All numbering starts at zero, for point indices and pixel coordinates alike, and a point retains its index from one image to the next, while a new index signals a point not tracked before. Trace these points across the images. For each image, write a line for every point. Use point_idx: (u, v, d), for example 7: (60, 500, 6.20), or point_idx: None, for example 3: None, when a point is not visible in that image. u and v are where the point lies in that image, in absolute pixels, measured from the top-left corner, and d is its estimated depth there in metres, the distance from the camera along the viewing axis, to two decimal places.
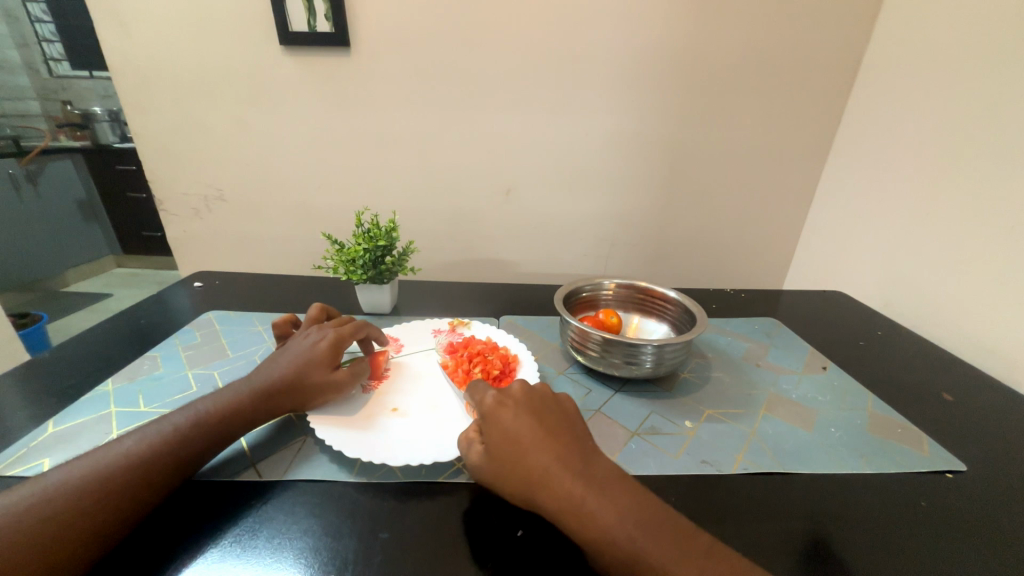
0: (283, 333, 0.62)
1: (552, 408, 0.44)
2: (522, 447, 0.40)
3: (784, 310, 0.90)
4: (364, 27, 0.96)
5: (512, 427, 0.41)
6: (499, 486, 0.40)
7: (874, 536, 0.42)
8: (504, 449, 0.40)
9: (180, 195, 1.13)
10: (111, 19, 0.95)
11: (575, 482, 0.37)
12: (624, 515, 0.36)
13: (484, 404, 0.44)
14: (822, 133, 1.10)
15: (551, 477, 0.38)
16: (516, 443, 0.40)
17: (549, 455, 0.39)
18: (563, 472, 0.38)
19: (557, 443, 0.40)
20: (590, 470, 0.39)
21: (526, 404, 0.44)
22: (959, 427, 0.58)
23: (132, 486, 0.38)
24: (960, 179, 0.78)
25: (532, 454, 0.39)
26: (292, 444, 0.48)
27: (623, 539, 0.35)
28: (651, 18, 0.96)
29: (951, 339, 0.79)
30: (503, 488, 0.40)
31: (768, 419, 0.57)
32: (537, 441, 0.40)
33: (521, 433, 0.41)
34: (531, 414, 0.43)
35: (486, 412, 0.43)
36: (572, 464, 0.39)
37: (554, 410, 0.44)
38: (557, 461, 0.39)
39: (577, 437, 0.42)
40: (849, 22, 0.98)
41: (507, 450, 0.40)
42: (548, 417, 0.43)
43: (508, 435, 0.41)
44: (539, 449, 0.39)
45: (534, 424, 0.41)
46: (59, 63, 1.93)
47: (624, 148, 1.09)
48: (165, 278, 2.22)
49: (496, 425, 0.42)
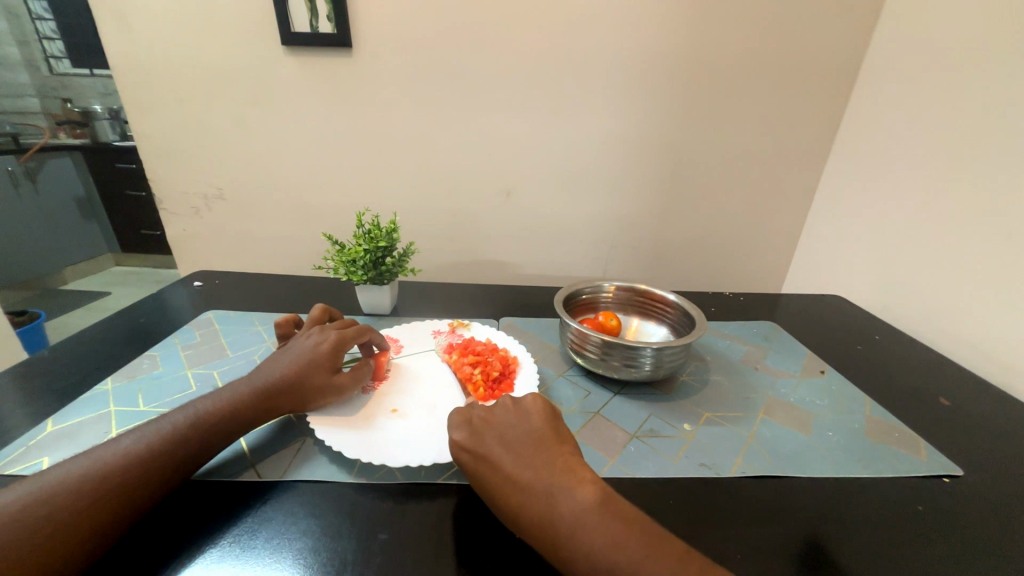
0: (285, 333, 0.62)
1: (522, 432, 0.43)
2: (495, 487, 0.40)
3: (783, 314, 0.90)
4: (367, 28, 0.96)
5: (483, 467, 0.42)
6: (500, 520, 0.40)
7: (872, 540, 0.42)
8: (489, 489, 0.40)
9: (180, 194, 1.13)
10: (115, 18, 0.95)
11: (548, 514, 0.37)
12: (604, 536, 0.34)
13: (452, 445, 0.44)
14: (821, 138, 1.10)
15: (525, 512, 0.38)
16: (488, 483, 0.41)
17: (520, 488, 0.39)
18: (536, 504, 0.38)
19: (526, 475, 0.40)
20: (562, 495, 0.37)
21: (494, 436, 0.43)
22: (956, 431, 0.58)
23: (129, 487, 0.38)
24: (960, 185, 0.78)
25: (504, 492, 0.39)
26: (292, 446, 0.48)
27: (604, 565, 0.33)
28: (652, 21, 0.97)
29: (950, 345, 0.79)
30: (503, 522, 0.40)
31: (766, 422, 0.57)
32: (515, 474, 0.40)
33: (490, 474, 0.41)
34: (500, 448, 0.42)
35: (459, 456, 0.43)
36: (545, 492, 0.38)
37: (524, 435, 0.43)
38: (528, 495, 0.38)
39: (549, 458, 0.41)
40: (849, 27, 0.99)
41: (484, 489, 0.41)
42: (518, 444, 0.42)
43: (481, 476, 0.41)
44: (510, 485, 0.39)
45: (505, 460, 0.41)
46: (59, 61, 1.92)
47: (625, 152, 1.09)
48: (163, 277, 2.21)
49: (469, 467, 0.42)
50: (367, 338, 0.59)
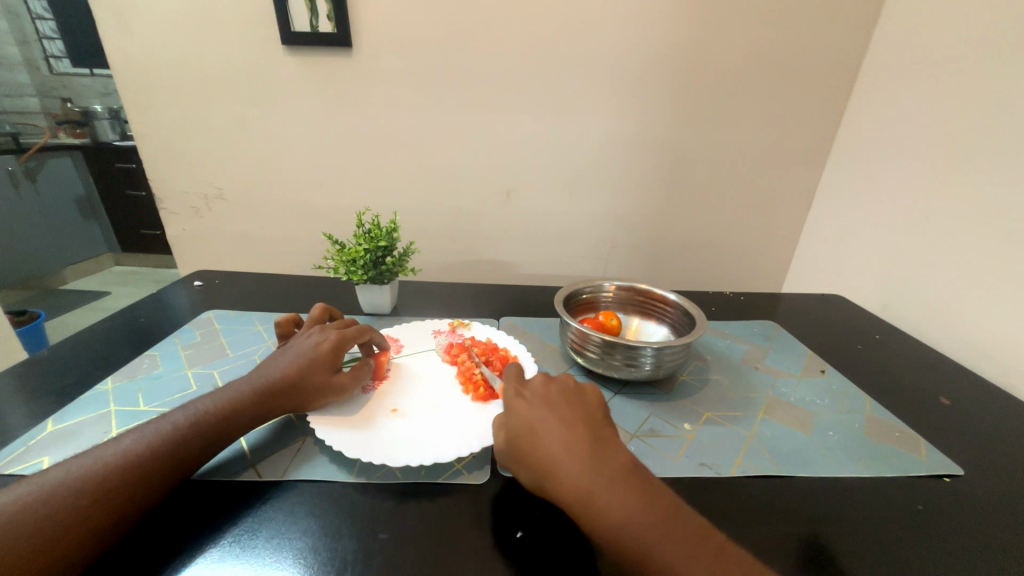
0: (285, 332, 0.62)
1: (568, 402, 0.45)
2: (530, 439, 0.42)
3: (783, 313, 0.90)
4: (366, 28, 0.96)
5: (530, 417, 0.43)
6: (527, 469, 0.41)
7: (873, 540, 0.42)
8: (528, 436, 0.42)
9: (180, 193, 1.13)
10: (114, 18, 0.95)
11: (578, 473, 0.38)
12: (629, 508, 0.36)
13: (507, 394, 0.46)
14: (822, 137, 1.10)
15: (554, 466, 0.39)
16: (522, 435, 0.42)
17: (556, 444, 0.40)
18: (568, 460, 0.39)
19: (564, 434, 0.41)
20: (596, 461, 0.39)
21: (547, 395, 0.46)
22: (957, 431, 0.58)
23: (130, 484, 0.38)
24: (961, 185, 0.78)
25: (539, 445, 0.41)
26: (293, 446, 0.48)
27: (622, 534, 0.35)
28: (652, 20, 0.96)
29: (951, 344, 0.79)
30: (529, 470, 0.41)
31: (766, 421, 0.57)
32: (559, 429, 0.42)
33: (528, 427, 0.42)
34: (543, 408, 0.44)
35: (509, 403, 0.46)
36: (587, 451, 0.40)
37: (574, 403, 0.45)
38: (563, 452, 0.40)
39: (589, 427, 0.42)
40: (849, 26, 0.99)
41: (524, 436, 0.42)
42: (568, 408, 0.44)
43: (524, 423, 0.43)
44: (547, 440, 0.41)
45: (552, 415, 0.43)
46: (59, 61, 1.94)
47: (625, 151, 1.09)
48: (163, 277, 2.20)
49: (514, 411, 0.44)
50: (367, 338, 0.59)
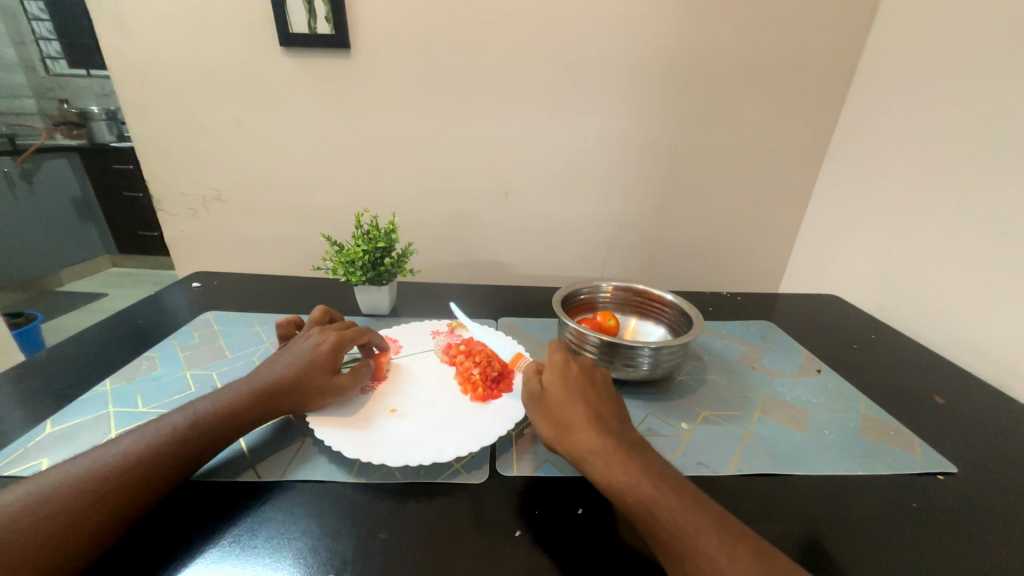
0: (286, 334, 0.62)
1: (603, 384, 0.49)
2: (558, 401, 0.46)
3: (780, 313, 0.91)
4: (365, 30, 0.96)
5: (570, 381, 0.48)
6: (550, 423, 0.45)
7: (870, 538, 0.42)
8: (563, 396, 0.46)
9: (178, 195, 1.13)
10: (111, 19, 0.95)
11: (597, 437, 0.42)
12: (640, 476, 0.39)
13: (556, 359, 0.51)
14: (818, 138, 1.11)
15: (576, 427, 0.43)
16: (552, 398, 0.47)
17: (581, 411, 0.45)
18: (589, 426, 0.43)
19: (589, 405, 0.45)
20: (614, 433, 0.43)
21: (590, 372, 0.50)
22: (951, 430, 0.59)
23: (131, 483, 0.38)
24: (956, 186, 0.79)
25: (565, 408, 0.45)
26: (295, 445, 0.48)
27: (629, 491, 0.38)
28: (650, 22, 0.97)
29: (946, 345, 0.80)
30: (553, 424, 0.45)
31: (763, 420, 0.58)
32: (593, 399, 0.46)
33: (559, 392, 0.47)
34: (577, 378, 0.48)
35: (556, 365, 0.50)
36: (612, 424, 0.44)
37: (610, 389, 0.49)
38: (585, 418, 0.44)
39: (612, 406, 0.47)
40: (844, 28, 1.00)
41: (559, 394, 0.47)
42: (604, 389, 0.49)
43: (563, 384, 0.48)
44: (573, 406, 0.45)
45: (590, 388, 0.48)
46: (56, 62, 1.94)
47: (623, 153, 1.10)
48: (159, 279, 2.18)
49: (558, 373, 0.49)
50: (367, 339, 0.60)
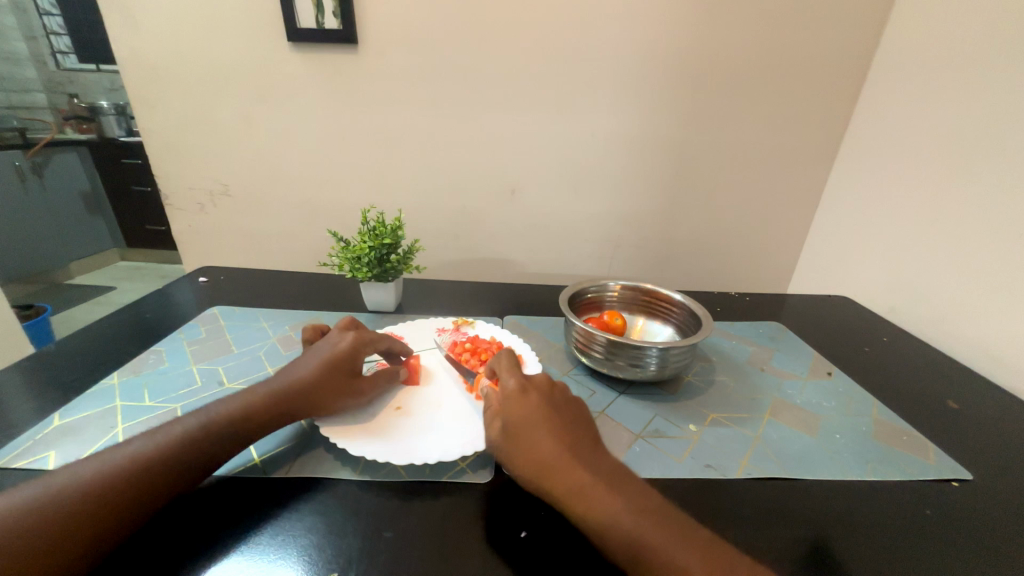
0: (310, 340, 0.58)
1: (568, 407, 0.46)
2: (523, 437, 0.42)
3: (789, 314, 0.89)
4: (372, 25, 0.96)
5: (532, 412, 0.44)
6: (519, 464, 0.42)
7: (882, 546, 0.41)
8: (526, 431, 0.43)
9: (185, 189, 1.13)
10: (120, 13, 0.95)
11: (574, 476, 0.39)
12: (616, 509, 0.37)
13: (510, 387, 0.47)
14: (830, 137, 1.09)
15: (548, 466, 0.40)
16: (518, 436, 0.43)
17: (550, 446, 0.41)
18: (563, 463, 0.40)
19: (558, 437, 0.42)
20: (589, 466, 0.40)
21: (550, 396, 0.47)
22: (965, 435, 0.58)
23: (135, 489, 0.37)
24: (971, 187, 0.77)
25: (533, 446, 0.42)
26: (307, 456, 0.47)
27: (613, 532, 0.36)
28: (660, 17, 0.96)
29: (959, 348, 0.78)
30: (522, 464, 0.42)
31: (772, 423, 0.57)
32: (559, 430, 0.43)
33: (524, 428, 0.43)
34: (540, 406, 0.45)
35: (512, 394, 0.46)
36: (585, 455, 0.41)
37: (574, 410, 0.46)
38: (557, 454, 0.41)
39: (581, 434, 0.44)
40: (860, 24, 0.98)
41: (523, 428, 0.43)
42: (569, 413, 0.46)
43: (526, 416, 0.44)
44: (542, 441, 0.42)
45: (554, 417, 0.44)
46: (67, 56, 1.97)
47: (631, 151, 1.09)
48: (167, 273, 2.20)
49: (518, 405, 0.45)
50: (388, 345, 0.58)
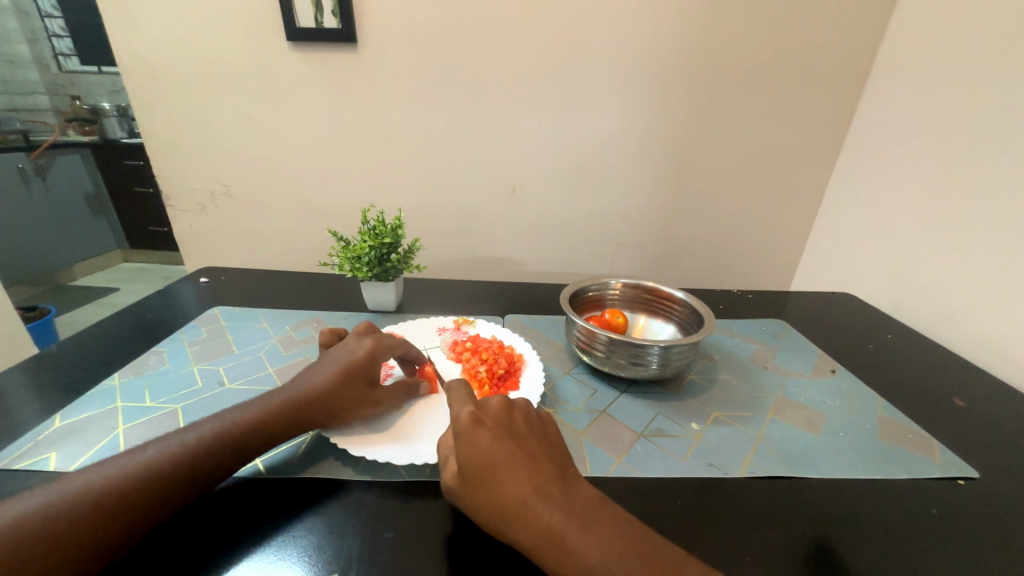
0: (327, 344, 0.57)
1: (531, 433, 0.41)
2: (484, 481, 0.37)
3: (793, 312, 0.89)
4: (371, 23, 0.95)
5: (488, 449, 0.38)
6: (483, 511, 0.37)
7: (888, 545, 0.41)
8: (486, 473, 0.37)
9: (186, 190, 1.13)
10: (120, 15, 0.95)
11: (545, 521, 0.35)
12: (595, 557, 0.33)
13: (461, 421, 0.40)
14: (834, 132, 1.08)
15: (515, 513, 0.36)
16: (478, 480, 0.38)
17: (514, 490, 0.36)
18: (531, 507, 0.36)
19: (523, 476, 0.37)
20: (560, 506, 0.36)
21: (508, 424, 0.41)
22: (972, 433, 0.57)
23: (147, 497, 0.37)
24: (975, 182, 0.76)
25: (496, 491, 0.37)
26: (311, 463, 0.46)
27: None
28: (660, 12, 0.95)
29: (964, 345, 0.77)
30: (486, 512, 0.37)
31: (776, 422, 0.56)
32: (522, 466, 0.38)
33: (483, 471, 0.38)
34: (499, 440, 0.39)
35: (463, 431, 0.40)
36: (554, 493, 0.37)
37: (536, 436, 0.42)
38: (524, 497, 0.36)
39: (548, 465, 0.39)
40: (864, 17, 0.96)
41: (481, 470, 0.38)
42: (531, 441, 0.41)
43: (483, 456, 0.38)
44: (505, 484, 0.37)
45: (514, 450, 0.39)
46: (69, 59, 1.98)
47: (632, 148, 1.08)
48: (170, 274, 2.20)
49: (471, 443, 0.39)
50: (404, 350, 0.57)
